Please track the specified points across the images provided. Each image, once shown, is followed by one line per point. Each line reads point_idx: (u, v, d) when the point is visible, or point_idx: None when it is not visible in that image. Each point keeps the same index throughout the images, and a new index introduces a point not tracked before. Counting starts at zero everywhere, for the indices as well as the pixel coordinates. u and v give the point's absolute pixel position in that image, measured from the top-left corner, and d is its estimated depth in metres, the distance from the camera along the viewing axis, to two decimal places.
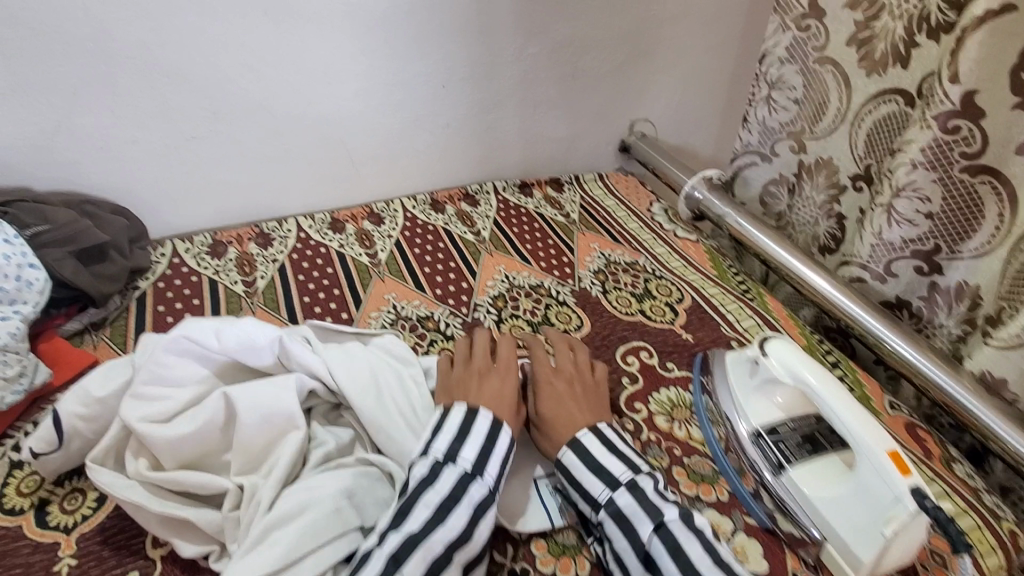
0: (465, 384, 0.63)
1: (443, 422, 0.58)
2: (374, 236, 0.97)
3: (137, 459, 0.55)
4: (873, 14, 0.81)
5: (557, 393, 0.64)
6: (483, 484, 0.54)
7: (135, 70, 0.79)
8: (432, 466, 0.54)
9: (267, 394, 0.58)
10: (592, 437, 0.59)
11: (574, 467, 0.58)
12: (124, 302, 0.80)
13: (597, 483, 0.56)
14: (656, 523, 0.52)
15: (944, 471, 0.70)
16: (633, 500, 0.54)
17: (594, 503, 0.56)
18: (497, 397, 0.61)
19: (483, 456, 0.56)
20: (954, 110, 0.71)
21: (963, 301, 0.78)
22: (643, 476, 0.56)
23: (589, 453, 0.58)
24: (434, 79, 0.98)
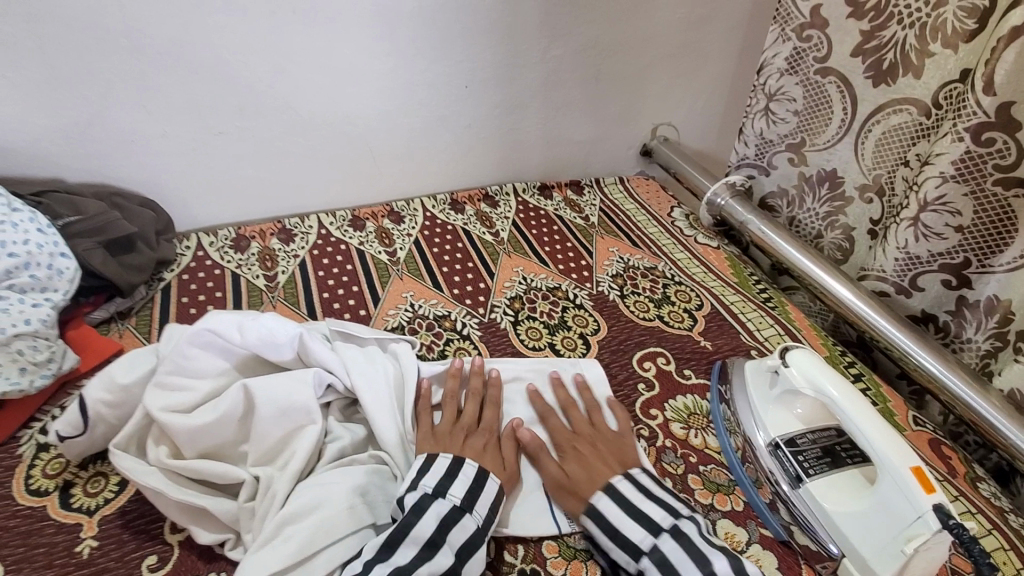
0: (447, 436, 0.61)
1: (430, 464, 0.57)
2: (394, 234, 0.98)
3: (158, 447, 0.56)
4: (879, 23, 0.80)
5: (581, 451, 0.62)
6: (473, 520, 0.54)
7: (166, 67, 0.81)
8: (420, 498, 0.53)
9: (286, 387, 0.59)
10: (626, 481, 0.58)
11: (609, 514, 0.56)
12: (150, 292, 0.83)
13: (639, 529, 0.54)
14: (707, 573, 0.50)
15: (968, 489, 0.68)
16: (678, 546, 0.52)
17: (635, 551, 0.53)
18: (480, 454, 0.60)
19: (471, 494, 0.56)
20: (987, 121, 0.69)
21: (993, 316, 0.76)
22: (685, 521, 0.54)
23: (627, 499, 0.56)
24: (457, 80, 0.99)
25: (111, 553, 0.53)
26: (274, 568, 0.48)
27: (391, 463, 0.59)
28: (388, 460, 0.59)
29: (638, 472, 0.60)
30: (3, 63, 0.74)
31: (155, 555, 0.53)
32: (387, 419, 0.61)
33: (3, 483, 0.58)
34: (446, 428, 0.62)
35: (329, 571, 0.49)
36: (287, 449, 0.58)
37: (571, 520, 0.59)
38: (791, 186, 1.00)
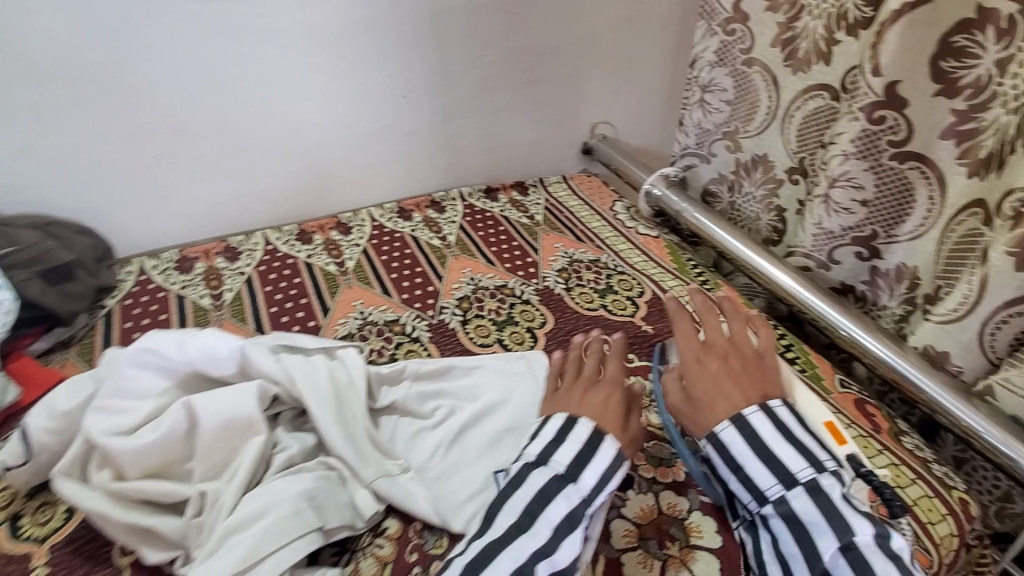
0: (570, 393, 0.62)
1: (541, 430, 0.58)
2: (342, 245, 0.99)
3: (102, 471, 0.57)
4: (793, 15, 0.86)
5: (716, 370, 0.60)
6: (578, 491, 0.53)
7: (96, 93, 0.82)
8: (523, 467, 0.55)
9: (226, 400, 0.59)
10: (762, 418, 0.55)
11: (738, 452, 0.54)
12: (92, 320, 0.82)
13: (769, 478, 0.53)
14: (844, 543, 0.48)
15: (892, 443, 0.72)
16: (813, 506, 0.50)
17: (761, 497, 0.53)
18: (599, 411, 0.59)
19: (580, 463, 0.55)
20: (880, 101, 0.75)
21: (903, 281, 0.82)
22: (826, 475, 0.52)
23: (760, 439, 0.54)
24: (395, 90, 1.01)
25: None
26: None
27: (334, 468, 0.60)
28: (336, 465, 0.60)
29: (776, 406, 0.57)
30: None
31: None
32: (330, 426, 0.61)
33: None
34: (569, 391, 0.62)
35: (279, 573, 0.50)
36: (232, 463, 0.58)
37: None
38: (728, 172, 1.04)
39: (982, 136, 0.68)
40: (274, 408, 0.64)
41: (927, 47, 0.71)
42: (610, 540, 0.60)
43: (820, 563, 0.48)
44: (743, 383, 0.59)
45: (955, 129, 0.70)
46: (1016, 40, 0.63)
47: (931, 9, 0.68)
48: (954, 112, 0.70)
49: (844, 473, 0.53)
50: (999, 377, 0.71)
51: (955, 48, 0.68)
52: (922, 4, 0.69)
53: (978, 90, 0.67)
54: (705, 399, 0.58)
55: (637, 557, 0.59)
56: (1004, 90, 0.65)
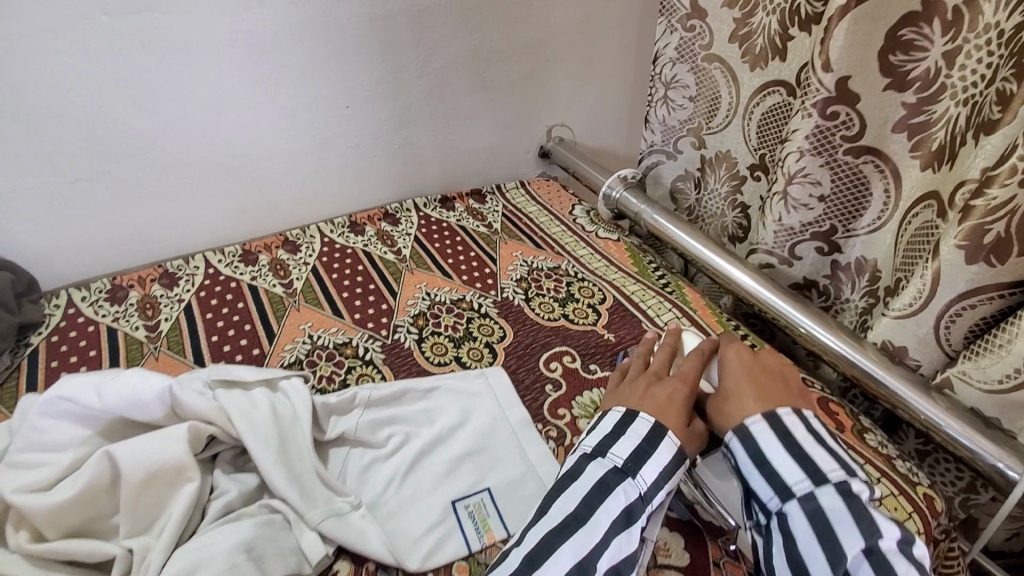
0: (634, 389, 0.62)
1: (602, 422, 0.58)
2: (289, 264, 0.94)
3: (17, 532, 0.52)
4: (749, 11, 0.85)
5: (754, 376, 0.62)
6: (636, 486, 0.52)
7: (7, 116, 0.76)
8: (581, 459, 0.55)
9: (152, 447, 0.54)
10: (795, 420, 0.56)
11: (764, 443, 0.54)
12: (14, 360, 0.76)
13: (799, 472, 0.51)
14: (870, 544, 0.46)
15: (855, 442, 0.71)
16: (842, 506, 0.49)
17: (786, 488, 0.51)
18: (663, 405, 0.58)
19: (638, 458, 0.53)
20: (830, 96, 0.74)
21: (864, 274, 0.82)
22: (858, 481, 0.51)
23: (794, 439, 0.54)
24: (339, 99, 0.97)
25: None
26: None
27: (275, 509, 0.56)
28: (279, 508, 0.56)
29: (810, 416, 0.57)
30: None
31: None
32: (268, 468, 0.57)
33: None
34: (630, 385, 0.63)
35: None
36: (162, 515, 0.53)
37: (481, 538, 0.58)
38: (694, 168, 1.04)
39: (933, 128, 0.69)
40: (210, 450, 0.59)
41: (878, 39, 0.70)
42: None
43: (844, 563, 0.46)
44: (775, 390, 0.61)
45: (907, 122, 0.71)
46: (962, 32, 0.63)
47: (876, 3, 0.68)
48: (905, 105, 0.71)
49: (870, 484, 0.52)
50: (957, 371, 0.71)
51: (903, 41, 0.68)
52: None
53: (927, 82, 0.68)
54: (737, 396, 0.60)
55: None
56: (953, 81, 0.65)
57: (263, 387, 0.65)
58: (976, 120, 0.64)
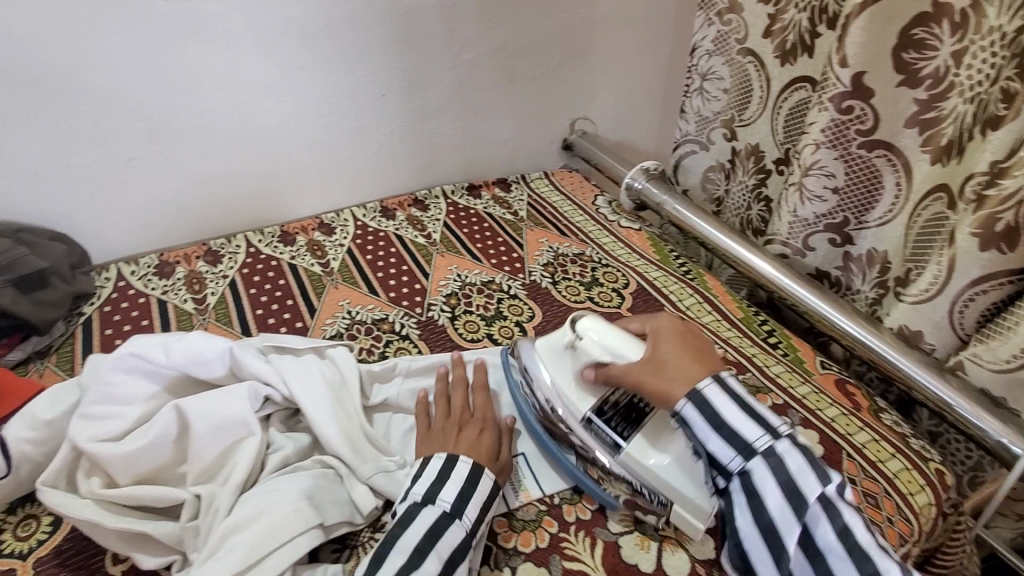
0: (444, 435, 0.62)
1: (424, 467, 0.58)
2: (326, 245, 0.98)
3: (90, 478, 0.55)
4: (781, 7, 0.89)
5: (685, 344, 0.62)
6: (463, 525, 0.54)
7: (66, 94, 0.79)
8: (411, 505, 0.55)
9: (219, 403, 0.59)
10: (737, 381, 0.59)
11: (721, 408, 0.56)
12: (69, 327, 0.79)
13: (757, 429, 0.54)
14: (826, 487, 0.51)
15: (872, 420, 0.75)
16: (799, 456, 0.53)
17: (749, 446, 0.54)
18: (475, 447, 0.60)
19: (463, 496, 0.56)
20: (847, 91, 0.78)
21: (874, 266, 0.85)
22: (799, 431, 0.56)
23: (744, 399, 0.56)
24: (376, 88, 1.00)
25: None
26: None
27: (328, 462, 0.60)
28: (331, 463, 0.60)
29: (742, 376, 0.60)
30: None
31: None
32: (322, 424, 0.61)
33: None
34: (439, 429, 0.63)
35: (282, 570, 0.50)
36: (228, 465, 0.58)
37: (519, 496, 0.62)
38: (725, 160, 1.07)
39: (943, 124, 0.72)
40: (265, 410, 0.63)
41: (891, 38, 0.74)
42: (607, 523, 0.61)
43: (805, 511, 0.50)
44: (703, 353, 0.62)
45: (918, 118, 0.74)
46: (969, 33, 0.67)
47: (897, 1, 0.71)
48: (916, 101, 0.74)
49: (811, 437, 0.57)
50: (968, 353, 0.74)
51: (914, 40, 0.72)
52: None
53: (937, 80, 0.71)
54: (679, 365, 0.60)
55: (634, 538, 0.60)
56: (960, 80, 0.69)
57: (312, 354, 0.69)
58: (982, 115, 0.68)
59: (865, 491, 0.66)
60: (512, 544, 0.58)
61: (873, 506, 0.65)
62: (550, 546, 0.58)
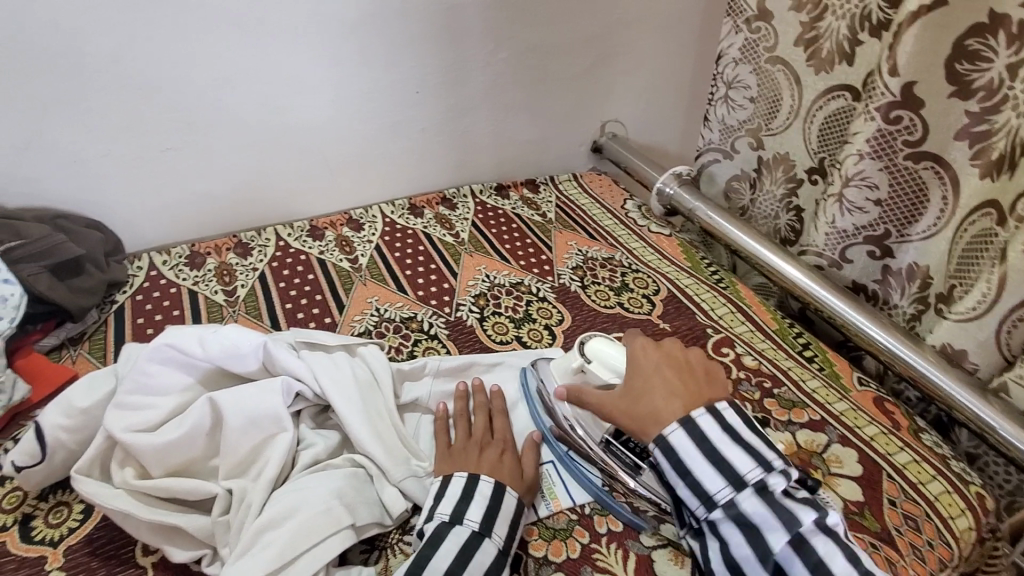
0: (465, 454, 0.60)
1: (447, 487, 0.56)
2: (354, 241, 0.98)
3: (124, 468, 0.55)
4: (817, 15, 0.86)
5: (662, 375, 0.57)
6: (494, 543, 0.53)
7: (107, 83, 0.79)
8: (439, 525, 0.53)
9: (253, 397, 0.58)
10: (712, 422, 0.52)
11: (683, 457, 0.51)
12: (102, 315, 0.80)
13: (719, 480, 0.50)
14: (795, 536, 0.47)
15: (911, 439, 0.72)
16: (762, 505, 0.48)
17: (708, 500, 0.50)
18: (498, 466, 0.59)
19: (490, 515, 0.54)
20: (894, 101, 0.76)
21: (915, 281, 0.82)
22: (773, 474, 0.50)
23: (708, 441, 0.51)
24: (409, 85, 1.00)
25: None
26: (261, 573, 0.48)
27: (359, 461, 0.60)
28: (361, 462, 0.60)
29: (724, 408, 0.54)
30: None
31: None
32: (354, 423, 0.60)
33: None
34: (461, 448, 0.61)
35: (315, 571, 0.50)
36: (260, 460, 0.57)
37: (549, 505, 0.61)
38: (751, 169, 1.04)
39: (994, 138, 0.69)
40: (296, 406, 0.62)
41: (943, 48, 0.71)
42: (639, 536, 0.59)
43: (775, 561, 0.47)
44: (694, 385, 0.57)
45: (969, 130, 0.71)
46: None
47: (950, 10, 0.69)
48: (968, 114, 0.71)
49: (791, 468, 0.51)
50: (1013, 375, 0.72)
51: (968, 51, 0.69)
52: (937, 6, 0.69)
53: (991, 93, 0.68)
54: (651, 399, 0.56)
55: (667, 553, 0.58)
56: (1015, 93, 0.66)
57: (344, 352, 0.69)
58: None
59: (905, 513, 0.63)
60: (542, 554, 0.57)
61: (913, 529, 0.62)
62: (583, 555, 0.57)
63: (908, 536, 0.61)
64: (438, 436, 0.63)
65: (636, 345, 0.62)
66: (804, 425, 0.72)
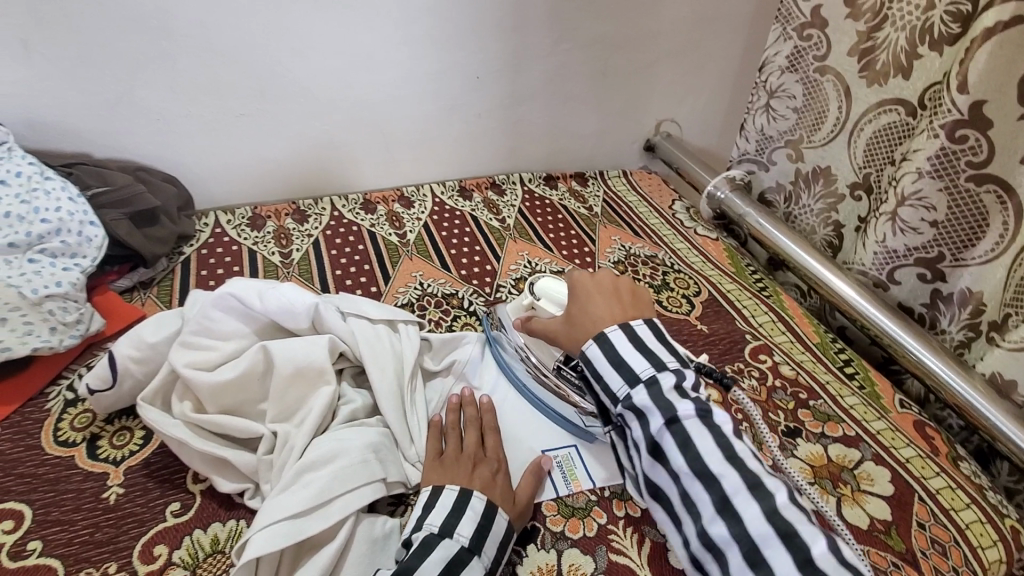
0: (454, 469, 0.58)
1: (438, 499, 0.54)
2: (404, 217, 1.01)
3: (182, 402, 0.60)
4: (875, 24, 0.83)
5: (593, 301, 0.61)
6: (482, 562, 0.51)
7: (193, 48, 0.84)
8: (428, 538, 0.51)
9: (302, 348, 0.62)
10: (619, 332, 0.56)
11: (596, 362, 0.55)
12: (170, 264, 0.85)
13: (617, 378, 0.54)
14: (670, 419, 0.50)
15: (949, 466, 0.70)
16: (649, 396, 0.52)
17: (611, 397, 0.54)
18: (488, 483, 0.56)
19: (481, 533, 0.52)
20: (961, 119, 0.72)
21: (967, 308, 0.79)
22: (665, 372, 0.53)
23: (614, 347, 0.55)
24: (469, 70, 1.02)
25: (138, 499, 0.57)
26: (296, 510, 0.51)
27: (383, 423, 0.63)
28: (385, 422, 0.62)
29: (638, 326, 0.57)
30: (39, 39, 0.77)
31: (178, 502, 0.57)
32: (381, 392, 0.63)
33: (35, 433, 0.61)
34: (451, 463, 0.59)
35: (347, 514, 0.53)
36: (303, 409, 0.61)
37: (569, 485, 0.62)
38: (787, 182, 1.03)
39: None
40: (337, 364, 0.66)
41: (1018, 69, 0.67)
42: (657, 523, 0.60)
43: (660, 447, 0.50)
44: (621, 307, 0.60)
45: None
46: None
47: None
48: None
49: (686, 369, 0.54)
50: None
51: None
52: (1014, 23, 0.66)
53: None
54: (582, 324, 0.60)
55: None
56: None
57: (384, 326, 0.70)
58: None
59: (933, 537, 0.61)
60: (560, 529, 0.58)
61: (939, 554, 0.60)
62: (599, 535, 0.58)
63: (934, 560, 0.59)
64: (429, 448, 0.61)
65: (570, 274, 0.65)
66: (837, 439, 0.71)
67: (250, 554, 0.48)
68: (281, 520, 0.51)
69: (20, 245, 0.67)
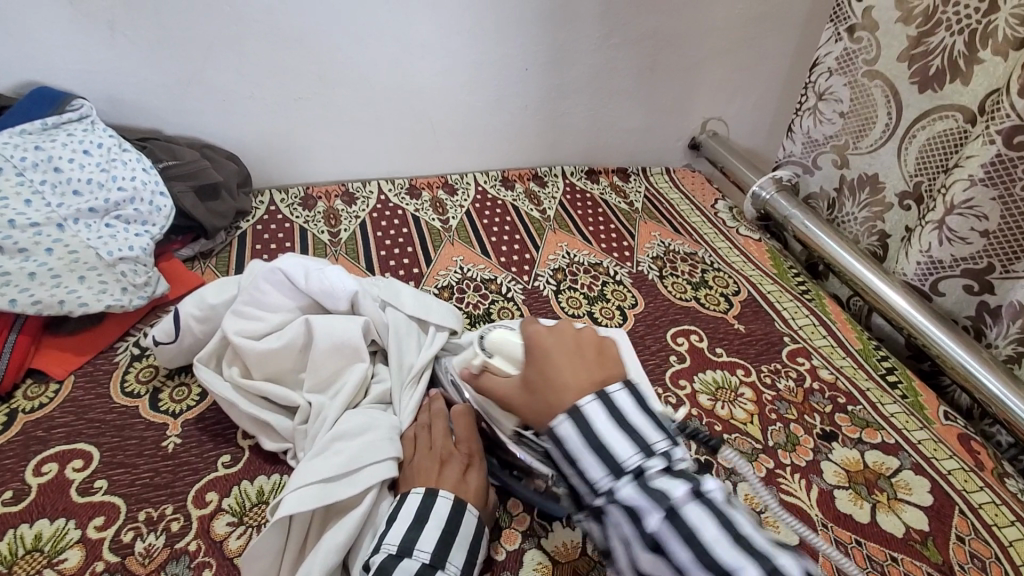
0: (425, 471, 0.56)
1: (399, 512, 0.51)
2: (447, 204, 1.04)
3: (231, 366, 0.64)
4: (927, 30, 0.80)
5: (558, 365, 0.50)
6: None
7: (260, 33, 0.89)
8: (385, 561, 0.47)
9: (341, 324, 0.65)
10: (597, 408, 0.46)
11: (573, 451, 0.45)
12: (228, 238, 0.91)
13: (598, 466, 0.44)
14: (667, 512, 0.41)
15: (995, 482, 0.67)
16: (638, 489, 0.42)
17: (591, 488, 0.44)
18: (459, 485, 0.54)
19: (444, 545, 0.49)
20: (1018, 124, 0.69)
21: (1018, 320, 0.75)
22: (655, 456, 0.44)
23: (590, 426, 0.45)
24: (518, 63, 1.04)
25: (192, 450, 0.61)
26: (331, 473, 0.53)
27: (396, 412, 0.63)
28: (398, 413, 0.63)
29: (614, 391, 0.47)
30: (123, 22, 0.83)
31: (229, 455, 0.61)
32: (394, 379, 0.65)
33: (104, 382, 0.67)
34: (422, 462, 0.56)
35: (376, 482, 0.54)
36: (337, 383, 0.64)
37: None
38: (833, 187, 1.01)
39: None
40: (370, 348, 0.69)
41: None
42: None
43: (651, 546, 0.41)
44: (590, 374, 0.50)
45: None
46: None
47: None
48: None
49: (677, 448, 0.46)
50: None
51: None
52: None
53: None
54: (545, 394, 0.49)
55: None
56: None
57: (416, 324, 0.71)
58: None
59: (971, 552, 0.59)
60: None
61: (978, 569, 0.58)
62: None
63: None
64: (405, 449, 0.59)
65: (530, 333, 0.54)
66: (875, 446, 0.69)
67: (284, 512, 0.50)
68: (309, 484, 0.53)
69: (99, 211, 0.73)
